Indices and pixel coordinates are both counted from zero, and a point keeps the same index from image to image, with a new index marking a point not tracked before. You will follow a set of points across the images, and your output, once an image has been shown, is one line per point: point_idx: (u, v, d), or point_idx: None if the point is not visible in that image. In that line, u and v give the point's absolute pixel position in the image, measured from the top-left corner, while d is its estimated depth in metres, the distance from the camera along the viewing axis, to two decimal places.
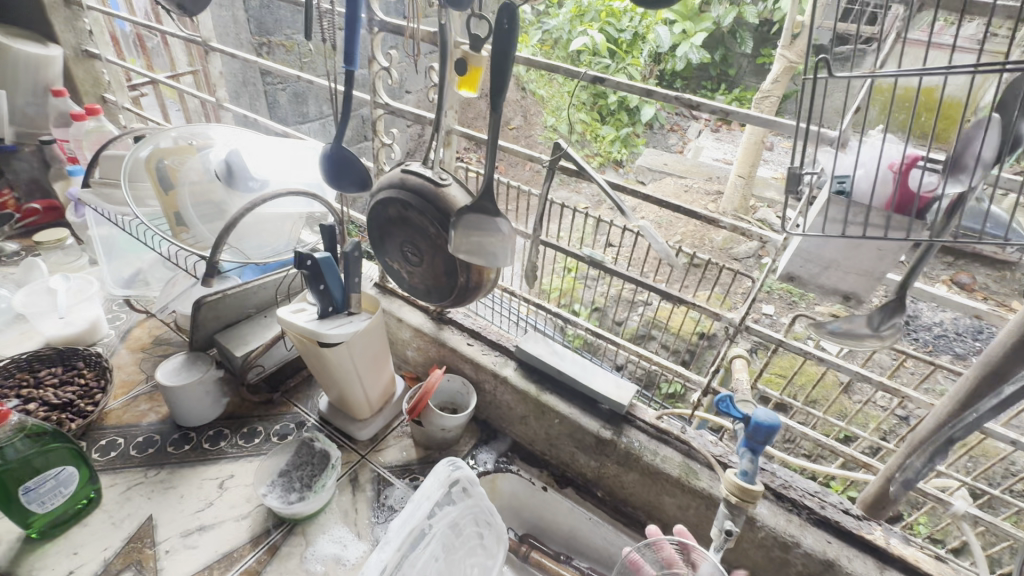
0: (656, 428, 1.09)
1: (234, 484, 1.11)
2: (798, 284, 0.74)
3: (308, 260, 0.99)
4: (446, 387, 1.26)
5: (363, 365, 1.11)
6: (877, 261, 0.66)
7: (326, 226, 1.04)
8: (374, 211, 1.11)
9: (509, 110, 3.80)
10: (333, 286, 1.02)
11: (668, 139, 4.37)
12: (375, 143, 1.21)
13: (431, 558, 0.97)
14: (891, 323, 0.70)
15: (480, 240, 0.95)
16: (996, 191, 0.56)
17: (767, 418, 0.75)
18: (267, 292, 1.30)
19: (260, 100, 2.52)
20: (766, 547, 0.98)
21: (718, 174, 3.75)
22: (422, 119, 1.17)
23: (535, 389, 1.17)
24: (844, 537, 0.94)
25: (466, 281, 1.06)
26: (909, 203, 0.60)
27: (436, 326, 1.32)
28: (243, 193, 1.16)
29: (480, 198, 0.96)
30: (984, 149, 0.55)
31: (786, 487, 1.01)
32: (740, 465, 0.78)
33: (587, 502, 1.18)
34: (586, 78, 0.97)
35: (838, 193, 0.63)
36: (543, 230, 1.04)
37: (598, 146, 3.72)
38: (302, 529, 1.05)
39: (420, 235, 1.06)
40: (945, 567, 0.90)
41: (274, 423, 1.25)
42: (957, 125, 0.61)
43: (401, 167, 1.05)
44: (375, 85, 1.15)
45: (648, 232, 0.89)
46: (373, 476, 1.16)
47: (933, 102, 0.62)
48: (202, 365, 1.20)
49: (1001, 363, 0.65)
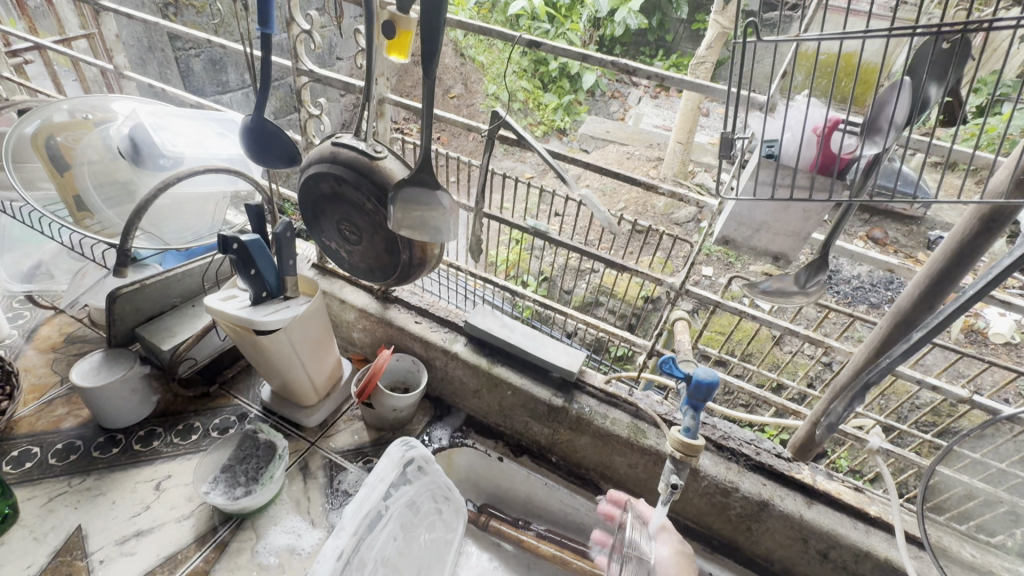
0: (605, 393, 1.12)
1: (173, 484, 1.05)
2: (732, 247, 0.76)
3: (234, 243, 0.90)
4: (395, 367, 1.24)
5: (305, 351, 1.06)
6: (804, 222, 0.69)
7: (251, 206, 0.96)
8: (306, 187, 1.04)
9: (448, 78, 3.66)
10: (265, 270, 0.96)
11: (610, 106, 4.39)
12: (301, 114, 1.12)
13: (389, 538, 0.97)
14: (817, 280, 0.74)
15: (422, 214, 0.92)
16: (907, 152, 0.60)
17: (707, 376, 0.79)
18: (194, 278, 1.21)
19: (170, 68, 2.28)
20: (709, 494, 1.04)
21: (659, 140, 3.81)
22: (351, 87, 1.10)
23: (486, 363, 1.17)
24: (776, 478, 1.02)
25: (409, 258, 1.03)
26: (831, 164, 0.63)
27: (382, 306, 1.27)
28: (153, 173, 1.05)
29: (419, 171, 0.92)
30: (897, 112, 0.58)
31: (725, 438, 1.07)
32: (683, 422, 0.81)
33: (543, 468, 1.21)
34: (521, 42, 0.93)
35: (768, 156, 0.65)
36: (486, 202, 1.00)
37: (541, 114, 3.84)
38: (252, 523, 1.01)
39: (358, 212, 1.01)
40: (862, 497, 1.00)
41: (213, 417, 1.18)
42: (873, 88, 0.69)
43: (331, 140, 0.99)
44: (296, 51, 1.05)
45: (592, 202, 0.87)
46: (324, 463, 1.13)
47: (855, 66, 0.69)
48: (126, 362, 1.10)
49: (909, 312, 0.71)
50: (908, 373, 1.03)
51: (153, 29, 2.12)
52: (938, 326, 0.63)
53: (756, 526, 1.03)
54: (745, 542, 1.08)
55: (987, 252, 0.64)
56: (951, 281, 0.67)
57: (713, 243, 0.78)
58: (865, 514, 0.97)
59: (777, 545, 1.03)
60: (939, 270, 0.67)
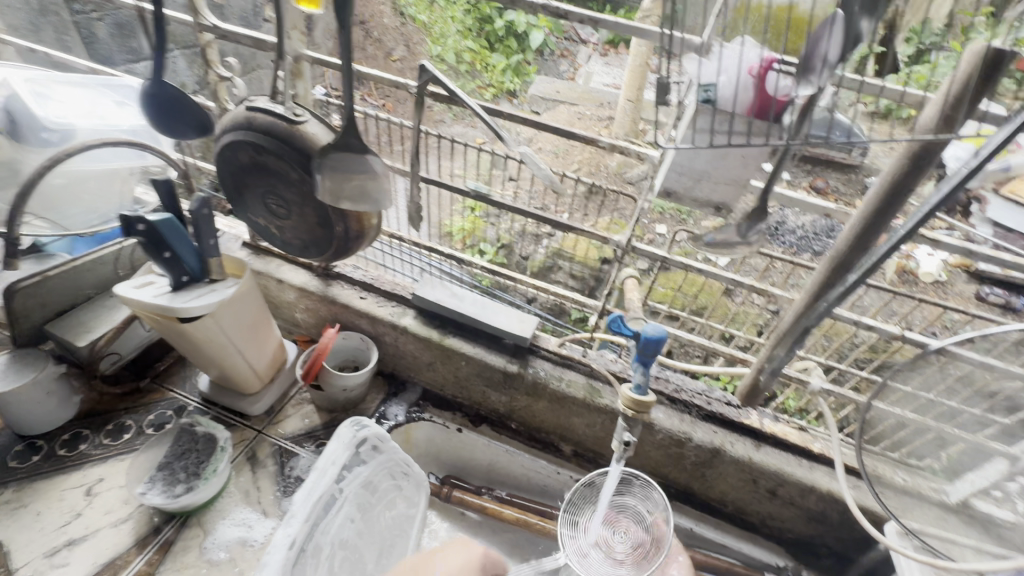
0: (560, 355, 1.11)
1: (106, 488, 0.98)
2: (675, 200, 0.74)
3: (139, 224, 0.82)
4: (342, 347, 1.19)
5: (239, 337, 0.99)
6: (743, 169, 0.67)
7: (159, 180, 0.86)
8: (222, 158, 0.95)
9: (388, 39, 3.43)
10: (182, 251, 0.87)
11: (560, 65, 4.20)
12: (210, 77, 1.00)
13: (346, 521, 0.94)
14: (758, 229, 0.73)
15: (360, 183, 0.86)
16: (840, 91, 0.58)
17: (655, 332, 0.78)
18: (106, 268, 1.10)
19: (68, 33, 2.03)
20: (664, 446, 1.07)
21: (610, 100, 3.75)
22: (263, 44, 0.99)
23: (438, 334, 1.14)
24: (727, 425, 1.05)
25: (345, 231, 0.97)
26: (767, 107, 0.61)
27: (324, 283, 1.21)
28: (39, 149, 0.96)
29: (343, 134, 0.84)
30: (830, 49, 0.54)
31: (678, 391, 1.09)
32: (633, 379, 0.80)
33: (502, 435, 1.20)
34: None
35: (705, 102, 0.62)
36: (422, 166, 0.94)
37: (490, 76, 3.40)
38: (197, 520, 0.96)
39: (283, 184, 0.93)
40: (807, 436, 1.04)
41: (147, 414, 1.10)
42: None
43: (245, 104, 0.89)
44: (194, 2, 0.93)
45: (531, 159, 0.84)
46: (273, 451, 1.08)
47: None
48: (36, 363, 0.99)
49: (846, 255, 0.72)
50: (846, 317, 1.05)
51: None
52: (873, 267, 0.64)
53: (709, 472, 1.06)
54: (700, 488, 1.11)
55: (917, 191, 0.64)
56: (883, 222, 0.67)
57: (656, 195, 0.75)
58: (809, 452, 1.01)
59: (730, 488, 1.07)
60: (871, 210, 0.67)
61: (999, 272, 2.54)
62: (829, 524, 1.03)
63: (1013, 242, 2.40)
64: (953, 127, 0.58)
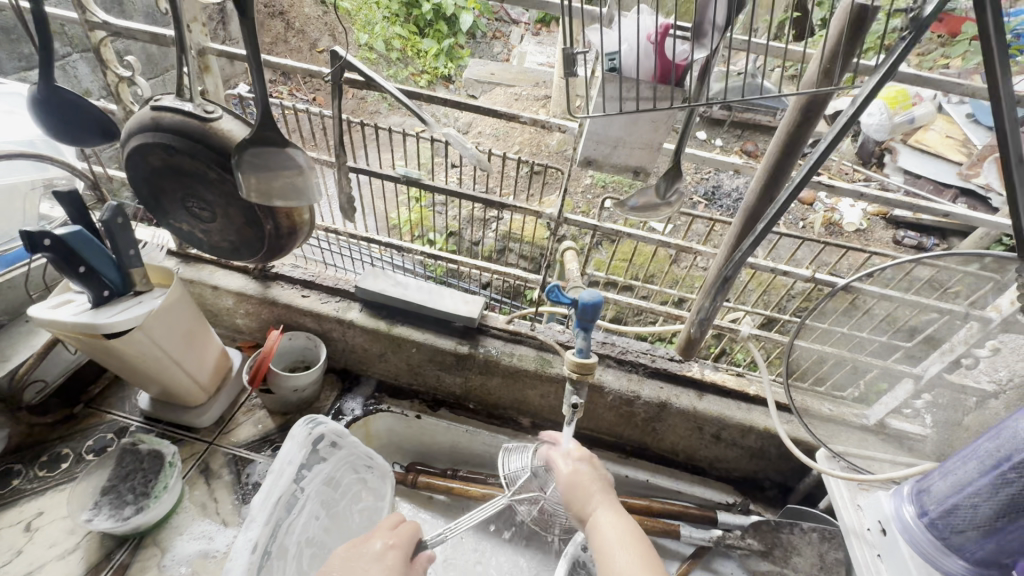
0: (509, 332, 1.14)
1: (46, 521, 0.93)
2: (595, 168, 0.78)
3: (45, 239, 0.76)
4: (289, 347, 1.17)
5: (173, 348, 0.95)
6: (654, 133, 0.72)
7: (63, 193, 0.81)
8: (133, 164, 0.90)
9: (312, 30, 3.26)
10: (98, 265, 0.83)
11: (493, 48, 4.00)
12: (110, 78, 0.95)
13: (311, 518, 0.94)
14: (675, 190, 0.77)
15: (287, 179, 0.84)
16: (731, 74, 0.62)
17: (592, 297, 0.79)
18: (17, 292, 1.03)
19: None
20: (615, 406, 1.13)
21: (545, 78, 3.45)
22: (162, 38, 0.93)
23: (386, 325, 1.14)
24: (672, 380, 1.11)
25: (275, 228, 0.94)
26: (668, 72, 0.64)
27: (263, 285, 1.18)
28: None
29: (260, 128, 0.81)
30: (717, 14, 0.58)
31: (624, 352, 1.15)
32: (576, 344, 0.82)
33: (462, 416, 1.22)
34: None
35: (611, 71, 0.65)
36: (349, 154, 0.92)
37: (422, 63, 3.42)
38: (152, 539, 0.93)
39: (201, 185, 0.89)
40: (743, 381, 1.12)
41: (84, 440, 1.05)
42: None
43: (150, 103, 0.85)
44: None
45: (456, 140, 0.84)
46: (227, 460, 1.06)
47: None
48: None
49: (755, 207, 0.77)
50: (763, 264, 1.06)
51: None
52: (776, 215, 0.70)
53: (659, 426, 1.13)
54: (652, 441, 1.18)
55: (809, 142, 0.69)
56: (784, 173, 0.73)
57: (579, 166, 0.79)
58: (747, 395, 1.09)
59: (679, 437, 1.14)
60: (772, 165, 0.73)
61: (911, 216, 2.77)
62: (768, 459, 1.12)
63: (921, 188, 2.59)
64: (831, 81, 0.63)
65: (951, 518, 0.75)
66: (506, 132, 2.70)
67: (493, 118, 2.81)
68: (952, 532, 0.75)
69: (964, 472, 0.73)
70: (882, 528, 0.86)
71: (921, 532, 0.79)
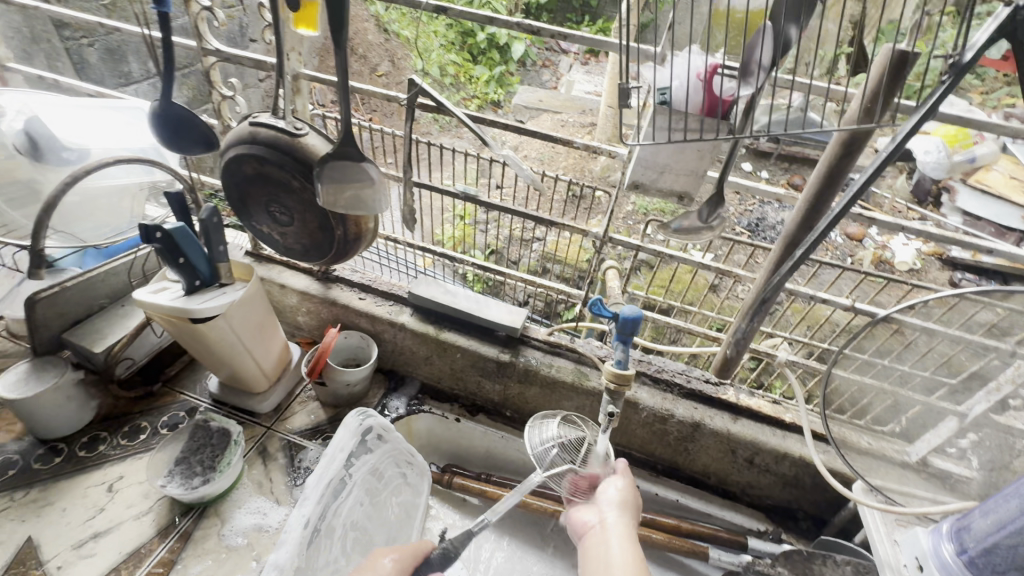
0: (549, 344, 1.20)
1: (126, 484, 1.04)
2: (641, 191, 0.84)
3: (157, 232, 0.88)
4: (344, 345, 1.26)
5: (247, 336, 1.06)
6: (699, 162, 0.77)
7: (173, 194, 0.94)
8: (228, 171, 1.02)
9: (374, 55, 3.50)
10: (194, 257, 0.94)
11: (542, 76, 4.15)
12: (214, 97, 1.09)
13: (356, 503, 1.01)
14: (717, 215, 0.82)
15: (357, 192, 0.93)
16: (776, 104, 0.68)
17: (632, 312, 0.83)
18: (120, 277, 1.16)
19: (60, 60, 2.05)
20: (649, 423, 1.15)
21: (591, 106, 3.55)
22: (263, 64, 1.07)
23: (434, 330, 1.21)
24: (706, 402, 1.13)
25: (343, 233, 1.04)
26: (715, 106, 0.70)
27: (324, 286, 1.28)
28: (58, 168, 1.04)
29: (341, 144, 0.91)
30: (763, 55, 0.64)
31: (660, 371, 1.18)
32: (615, 355, 0.87)
33: (499, 423, 1.28)
34: (430, 8, 1.07)
35: (662, 104, 0.71)
36: (415, 170, 1.02)
37: (473, 88, 3.54)
38: (214, 510, 1.02)
39: (285, 192, 1.01)
40: (779, 408, 1.13)
41: (160, 415, 1.16)
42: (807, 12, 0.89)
43: (249, 119, 0.97)
44: (199, 29, 1.02)
45: (513, 161, 0.92)
46: (283, 445, 1.15)
47: None
48: (54, 370, 1.05)
49: (795, 234, 0.81)
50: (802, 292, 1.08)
51: (35, 15, 1.91)
52: (815, 243, 0.73)
53: (692, 446, 1.15)
54: (684, 461, 1.19)
55: (849, 175, 0.73)
56: (823, 204, 0.77)
57: (626, 189, 0.85)
58: (782, 422, 1.10)
59: (711, 459, 1.15)
60: (812, 196, 0.77)
61: (969, 257, 2.65)
62: (802, 489, 1.11)
63: (981, 229, 2.49)
64: (873, 119, 0.67)
65: (991, 557, 0.73)
66: (552, 156, 2.78)
67: (539, 142, 2.91)
68: (992, 572, 0.73)
69: (1005, 510, 0.72)
70: (919, 565, 0.84)
71: (959, 571, 0.77)
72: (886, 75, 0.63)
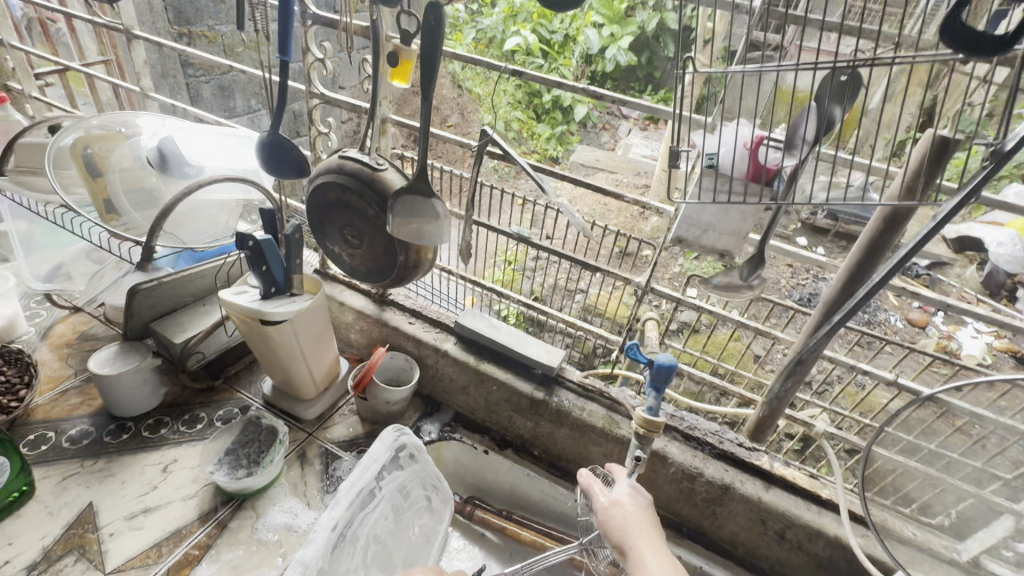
0: (582, 387, 1.22)
1: (179, 467, 1.12)
2: (684, 246, 0.89)
3: (249, 241, 1.02)
4: (389, 365, 1.33)
5: (307, 344, 1.16)
6: (741, 223, 0.82)
7: (267, 210, 1.07)
8: (314, 195, 1.16)
9: (446, 108, 3.79)
10: (275, 267, 1.06)
11: (601, 138, 4.31)
12: (311, 132, 1.25)
13: (381, 517, 1.05)
14: (758, 275, 0.85)
15: (421, 225, 1.03)
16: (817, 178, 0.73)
17: (667, 360, 0.85)
18: (208, 279, 1.30)
19: (181, 92, 2.38)
20: (676, 480, 1.14)
21: (646, 168, 3.65)
22: (358, 108, 1.22)
23: (474, 360, 1.27)
24: (738, 465, 1.11)
25: (405, 260, 1.13)
26: (759, 173, 0.76)
27: (378, 308, 1.38)
28: (178, 179, 1.22)
29: (415, 182, 1.02)
30: (807, 131, 0.71)
31: (692, 428, 1.17)
32: (647, 402, 0.90)
33: (526, 460, 1.29)
34: (507, 72, 1.20)
35: (710, 167, 0.75)
36: (476, 210, 1.11)
37: (534, 143, 3.71)
38: (251, 503, 1.09)
39: (360, 219, 1.13)
40: (816, 482, 1.09)
41: (217, 409, 1.26)
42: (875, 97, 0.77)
43: (339, 153, 1.10)
44: (309, 76, 1.19)
45: (567, 209, 1.00)
46: (321, 451, 1.21)
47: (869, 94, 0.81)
48: (137, 355, 1.19)
49: (835, 301, 0.84)
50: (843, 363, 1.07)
51: (169, 54, 2.24)
52: (852, 310, 0.76)
53: (720, 510, 1.12)
54: (711, 526, 1.16)
55: (891, 248, 0.76)
56: (865, 274, 0.79)
57: (670, 243, 0.91)
58: (818, 498, 1.06)
59: (739, 528, 1.12)
60: (854, 266, 0.80)
61: None
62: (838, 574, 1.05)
63: None
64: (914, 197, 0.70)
65: None
66: (603, 212, 2.86)
67: (592, 198, 3.02)
68: None
69: None
70: None
71: None
72: (926, 159, 0.66)
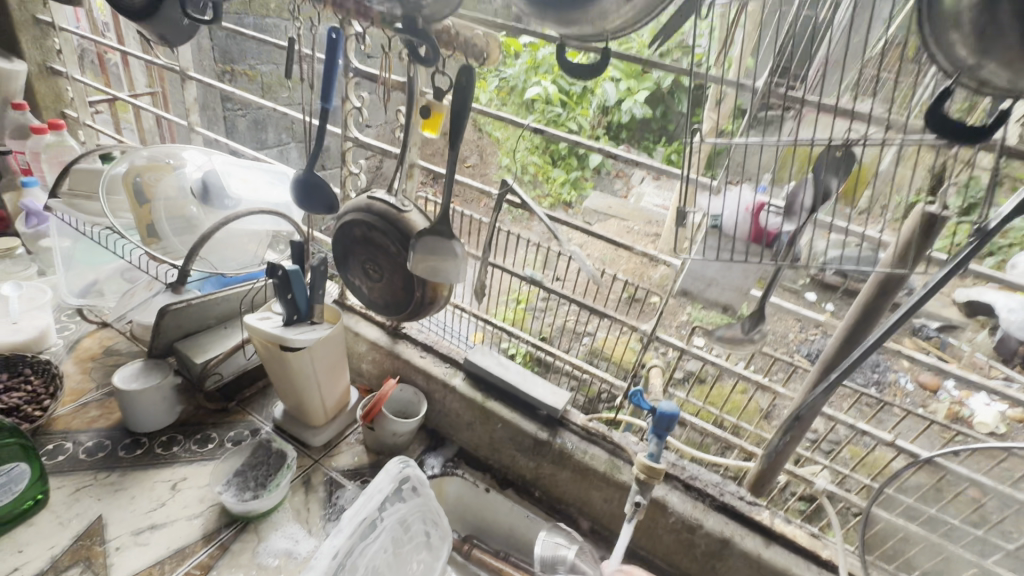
0: (586, 430, 1.24)
1: (187, 486, 1.15)
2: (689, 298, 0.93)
3: (279, 270, 1.08)
4: (398, 397, 1.37)
5: (322, 372, 1.20)
6: (743, 280, 0.87)
7: (297, 243, 1.14)
8: (341, 231, 1.23)
9: (466, 150, 3.95)
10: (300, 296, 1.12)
11: (615, 185, 4.42)
12: (342, 172, 1.34)
13: (380, 549, 1.05)
14: (758, 330, 0.89)
15: (439, 264, 1.09)
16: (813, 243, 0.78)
17: (669, 409, 0.88)
18: (233, 303, 1.37)
19: (219, 125, 2.53)
20: (676, 531, 1.13)
21: (657, 217, 3.72)
22: (388, 152, 1.31)
23: (481, 397, 1.30)
24: (739, 519, 1.11)
25: (421, 296, 1.19)
26: (761, 235, 0.80)
27: (392, 340, 1.43)
28: (218, 210, 1.31)
29: (437, 224, 1.09)
30: (805, 199, 0.77)
31: (693, 478, 1.17)
32: (649, 448, 0.92)
33: (526, 501, 1.30)
34: (529, 127, 1.28)
35: (714, 226, 0.83)
36: (492, 253, 1.17)
37: (549, 187, 3.81)
38: (254, 526, 1.10)
39: (382, 255, 1.19)
40: (817, 542, 1.09)
41: (228, 430, 1.29)
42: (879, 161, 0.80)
43: (368, 193, 1.18)
44: (346, 121, 1.29)
45: (578, 256, 1.05)
46: (325, 479, 1.23)
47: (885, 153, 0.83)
48: (160, 372, 1.24)
49: (833, 359, 0.87)
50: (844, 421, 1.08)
51: (211, 90, 2.40)
52: (848, 369, 0.80)
53: (719, 565, 1.11)
54: None
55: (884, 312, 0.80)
56: (860, 335, 0.83)
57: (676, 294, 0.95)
58: (819, 558, 1.05)
59: None
60: (849, 326, 0.84)
61: None
62: None
63: None
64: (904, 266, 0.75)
65: None
66: (613, 258, 2.92)
67: (604, 244, 3.09)
68: None
69: None
70: None
71: None
72: (914, 233, 0.71)
